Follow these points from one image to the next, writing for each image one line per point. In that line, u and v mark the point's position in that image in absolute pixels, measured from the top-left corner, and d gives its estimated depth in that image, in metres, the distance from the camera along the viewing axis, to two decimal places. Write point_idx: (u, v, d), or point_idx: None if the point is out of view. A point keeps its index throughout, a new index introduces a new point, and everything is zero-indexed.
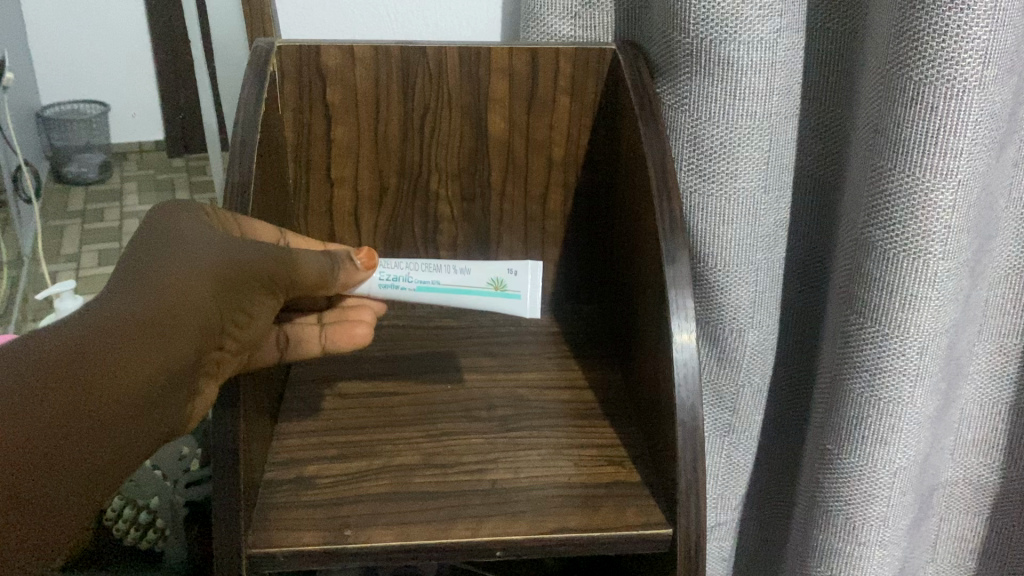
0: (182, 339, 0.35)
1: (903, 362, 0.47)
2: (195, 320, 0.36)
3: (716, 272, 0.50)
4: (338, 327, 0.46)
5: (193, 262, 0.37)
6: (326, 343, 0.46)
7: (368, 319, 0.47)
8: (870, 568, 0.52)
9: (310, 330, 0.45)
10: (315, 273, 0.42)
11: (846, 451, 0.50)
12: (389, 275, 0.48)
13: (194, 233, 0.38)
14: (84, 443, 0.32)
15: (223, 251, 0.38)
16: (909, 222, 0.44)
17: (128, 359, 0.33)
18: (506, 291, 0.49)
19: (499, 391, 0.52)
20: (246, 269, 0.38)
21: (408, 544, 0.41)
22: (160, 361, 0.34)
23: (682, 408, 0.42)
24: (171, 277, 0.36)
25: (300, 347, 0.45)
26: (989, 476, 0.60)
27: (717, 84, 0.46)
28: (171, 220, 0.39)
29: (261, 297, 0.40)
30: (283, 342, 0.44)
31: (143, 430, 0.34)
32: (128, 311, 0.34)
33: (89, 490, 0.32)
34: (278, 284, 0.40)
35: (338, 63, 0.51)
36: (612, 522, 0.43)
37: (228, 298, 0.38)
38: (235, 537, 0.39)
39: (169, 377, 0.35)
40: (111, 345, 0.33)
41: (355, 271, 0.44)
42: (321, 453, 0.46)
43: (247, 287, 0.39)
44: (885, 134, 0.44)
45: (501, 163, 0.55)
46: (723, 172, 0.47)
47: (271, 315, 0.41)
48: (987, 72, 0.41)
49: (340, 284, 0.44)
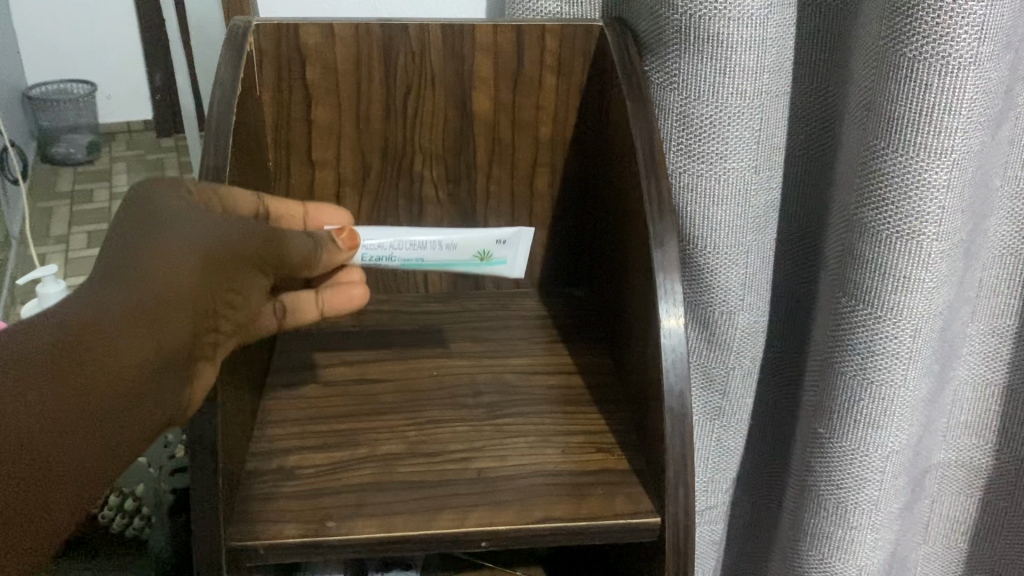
0: (171, 322, 0.33)
1: (896, 345, 0.46)
2: (189, 299, 0.34)
3: (705, 255, 0.49)
4: (335, 291, 0.44)
5: (181, 236, 0.35)
6: (324, 309, 0.44)
7: (357, 279, 0.46)
8: (862, 551, 0.51)
9: (307, 298, 0.43)
10: (301, 255, 0.41)
11: (838, 435, 0.49)
12: (373, 256, 0.46)
13: (179, 204, 0.36)
14: (84, 434, 0.30)
15: (214, 227, 0.36)
16: (901, 202, 0.43)
17: (122, 345, 0.32)
18: (492, 261, 0.48)
19: (486, 377, 0.51)
20: (230, 246, 0.37)
21: (392, 536, 0.40)
22: (150, 347, 0.33)
23: (670, 396, 0.41)
24: (165, 253, 0.34)
25: (300, 315, 0.43)
26: (982, 458, 0.59)
27: (706, 62, 0.44)
28: (153, 191, 0.37)
29: (251, 276, 0.39)
30: (281, 313, 0.42)
31: (136, 416, 0.33)
32: (120, 290, 0.32)
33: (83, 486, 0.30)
34: (267, 262, 0.39)
35: (317, 42, 0.50)
36: (600, 510, 0.42)
37: (215, 279, 0.36)
38: (214, 528, 0.38)
39: (165, 360, 0.33)
40: (109, 327, 0.31)
41: (338, 252, 0.43)
42: (305, 442, 0.46)
43: (234, 266, 0.37)
44: (877, 113, 0.43)
45: (488, 144, 0.54)
46: (713, 152, 0.46)
47: (261, 292, 0.40)
48: (982, 49, 0.40)
49: (324, 265, 0.42)
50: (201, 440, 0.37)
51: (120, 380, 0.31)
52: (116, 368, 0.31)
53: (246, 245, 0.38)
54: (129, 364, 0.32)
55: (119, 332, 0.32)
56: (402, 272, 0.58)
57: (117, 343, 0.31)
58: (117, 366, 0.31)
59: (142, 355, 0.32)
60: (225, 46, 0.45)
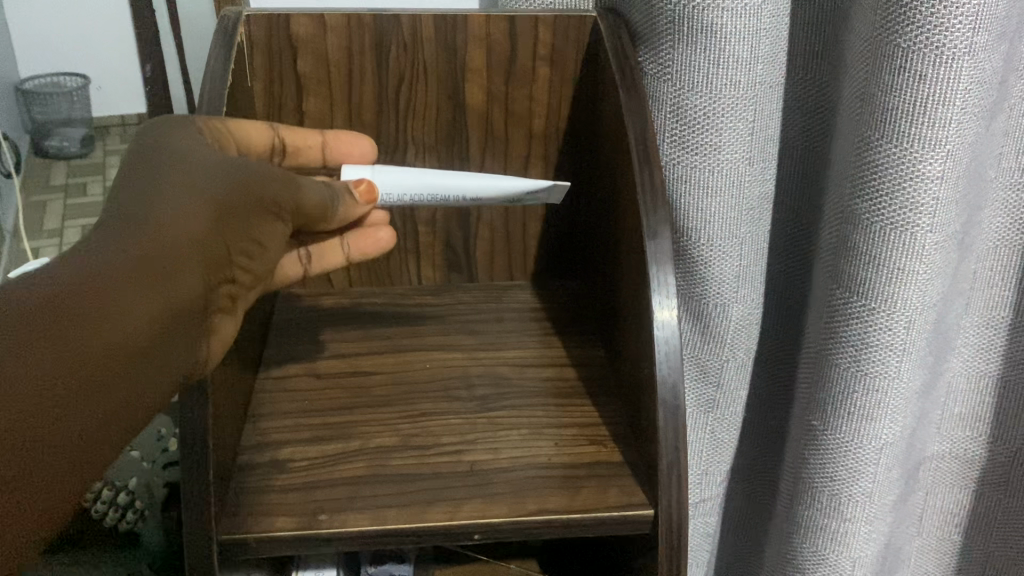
0: (188, 274, 0.33)
1: (890, 336, 0.46)
2: (205, 249, 0.34)
3: (699, 247, 0.49)
4: (359, 235, 0.46)
5: (191, 185, 0.34)
6: (350, 252, 0.46)
7: (382, 221, 0.47)
8: (856, 543, 0.51)
9: (331, 244, 0.45)
10: (319, 204, 0.41)
11: (832, 427, 0.49)
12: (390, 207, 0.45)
13: (188, 156, 0.35)
14: (103, 392, 0.29)
15: (227, 176, 0.36)
16: (895, 193, 0.43)
17: (143, 294, 0.31)
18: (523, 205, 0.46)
19: (479, 369, 0.51)
20: (248, 195, 0.36)
21: (384, 529, 0.40)
22: (168, 299, 0.32)
23: (663, 387, 0.41)
24: (177, 203, 0.33)
25: (325, 259, 0.45)
26: (975, 449, 0.59)
27: (700, 52, 0.44)
28: (163, 139, 0.36)
29: (269, 224, 0.38)
30: (305, 258, 0.44)
31: (153, 372, 0.32)
32: (133, 242, 0.31)
33: (103, 445, 0.29)
34: (285, 208, 0.39)
35: (309, 32, 0.49)
36: (592, 503, 0.42)
37: (232, 227, 0.35)
38: (206, 523, 0.38)
39: (182, 314, 0.33)
40: (124, 279, 0.30)
41: (355, 204, 0.42)
42: (297, 435, 0.45)
43: (255, 211, 0.37)
44: (871, 104, 0.43)
45: (480, 136, 0.54)
46: (707, 144, 0.46)
47: (279, 241, 0.39)
48: (978, 39, 0.40)
49: (340, 218, 0.42)
50: (192, 431, 0.37)
51: (138, 334, 0.30)
52: (135, 321, 0.30)
53: (264, 190, 0.37)
54: (147, 317, 0.31)
55: (135, 283, 0.31)
56: (394, 264, 0.58)
57: (137, 290, 0.31)
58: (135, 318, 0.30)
59: (160, 308, 0.31)
60: (215, 36, 0.44)
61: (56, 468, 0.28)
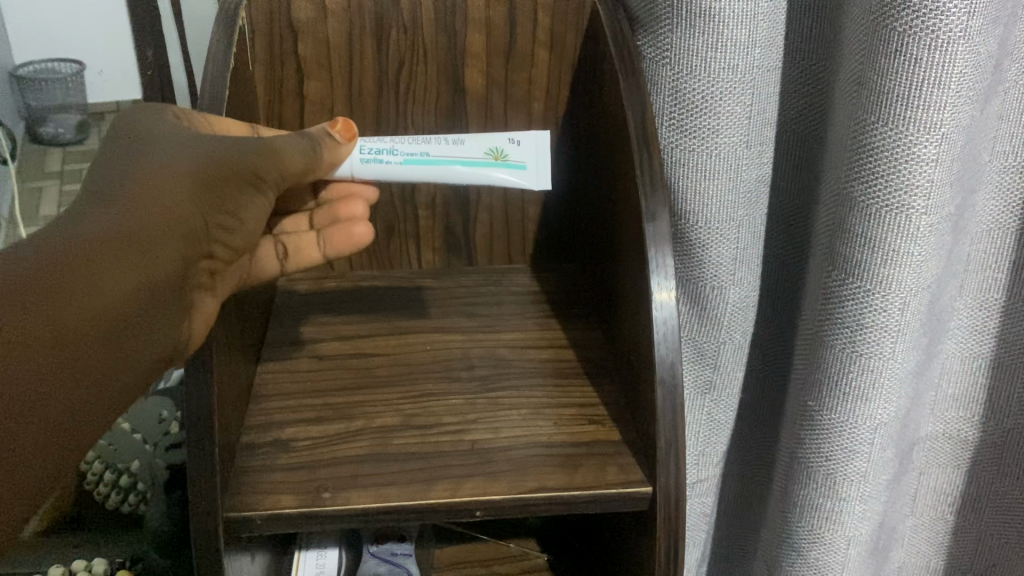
0: (164, 249, 0.34)
1: (884, 317, 0.47)
2: (176, 223, 0.35)
3: (698, 230, 0.49)
4: (336, 231, 0.46)
5: (162, 167, 0.36)
6: (326, 248, 0.47)
7: (359, 215, 0.47)
8: (850, 521, 0.52)
9: (309, 240, 0.47)
10: (302, 161, 0.41)
11: (827, 407, 0.50)
12: (373, 149, 0.45)
13: (159, 145, 0.38)
14: (81, 365, 0.31)
15: (197, 151, 0.37)
16: (891, 175, 0.44)
17: (118, 267, 0.32)
18: (509, 162, 0.46)
19: (480, 351, 0.51)
20: (224, 171, 0.38)
21: (387, 506, 0.41)
22: (146, 273, 0.33)
23: (661, 366, 0.41)
24: (140, 184, 0.35)
25: (303, 255, 0.46)
26: (968, 430, 0.59)
27: (698, 36, 0.45)
28: (142, 132, 0.39)
29: (249, 195, 0.39)
30: (282, 254, 0.46)
31: (135, 343, 0.33)
32: (96, 220, 0.33)
33: (91, 413, 0.31)
34: (265, 178, 0.39)
35: (309, 16, 0.50)
36: (592, 480, 0.43)
37: (209, 202, 0.37)
38: (210, 503, 0.39)
39: (157, 287, 0.34)
40: (91, 252, 0.32)
41: (338, 145, 0.43)
42: (300, 415, 0.46)
43: (232, 184, 0.38)
44: (868, 86, 0.43)
45: (479, 119, 0.54)
46: (705, 127, 0.46)
47: (262, 215, 0.40)
48: (973, 23, 0.40)
49: (328, 163, 0.43)
50: (195, 411, 0.37)
51: (109, 303, 0.32)
52: (105, 294, 0.32)
53: (236, 157, 0.38)
54: (116, 289, 0.32)
55: (102, 257, 0.32)
56: (394, 249, 0.58)
57: (112, 263, 0.32)
58: (105, 289, 0.32)
59: (133, 279, 0.33)
60: (217, 21, 0.45)
61: (35, 445, 0.29)
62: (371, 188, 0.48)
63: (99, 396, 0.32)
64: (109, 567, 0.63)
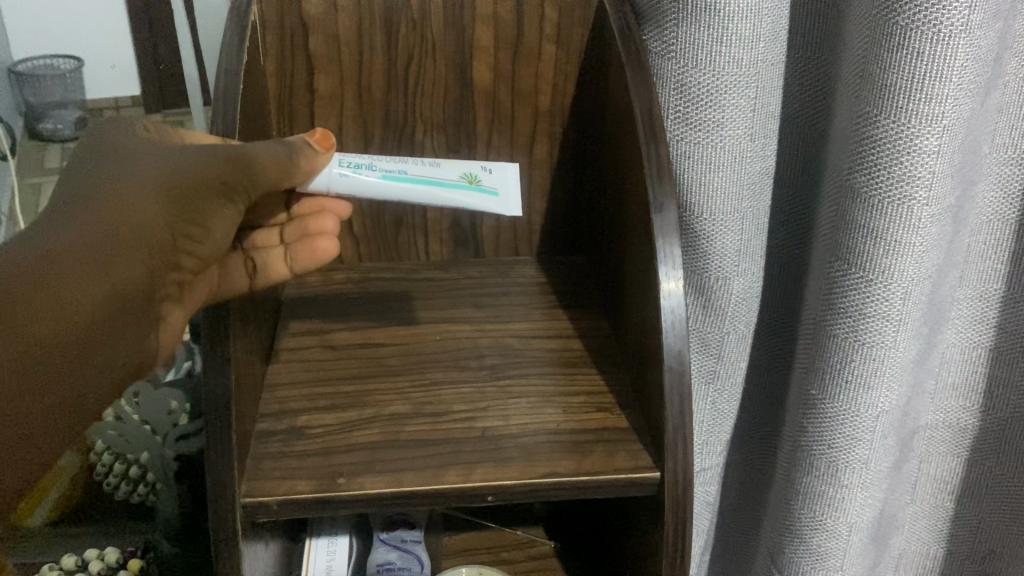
0: (132, 261, 0.35)
1: (887, 307, 0.47)
2: (145, 236, 0.36)
3: (703, 221, 0.50)
4: (301, 245, 0.46)
5: (138, 173, 0.37)
6: (293, 263, 0.46)
7: (329, 231, 0.47)
8: (852, 508, 0.53)
9: (276, 254, 0.45)
10: (275, 166, 0.39)
11: (829, 395, 0.51)
12: (352, 163, 0.43)
13: (137, 151, 0.39)
14: (44, 379, 0.33)
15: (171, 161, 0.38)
16: (894, 167, 0.45)
17: (85, 280, 0.34)
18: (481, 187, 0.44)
19: (488, 340, 0.52)
20: (198, 179, 0.38)
21: (401, 491, 0.41)
22: (113, 286, 0.35)
23: (669, 355, 0.42)
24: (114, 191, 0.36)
25: (270, 271, 0.45)
26: (968, 419, 0.60)
27: (703, 30, 0.45)
28: (121, 134, 0.40)
29: (219, 206, 0.39)
30: (252, 270, 0.44)
31: (106, 348, 0.35)
32: (69, 231, 0.35)
33: (70, 407, 0.34)
34: (237, 188, 0.39)
35: (320, 12, 0.50)
36: (602, 466, 0.44)
37: (179, 211, 0.37)
38: (226, 487, 0.39)
39: (125, 299, 0.35)
40: (58, 265, 0.34)
41: (315, 154, 0.41)
42: (313, 403, 0.47)
43: (205, 195, 0.38)
44: (871, 80, 0.44)
45: (487, 113, 0.55)
46: (711, 120, 0.47)
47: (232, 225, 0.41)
48: (974, 16, 0.41)
49: (304, 171, 0.41)
50: (213, 393, 0.38)
51: (77, 318, 0.34)
52: (72, 309, 0.33)
53: (205, 168, 0.38)
54: (83, 305, 0.34)
55: (72, 271, 0.34)
56: (403, 241, 0.59)
57: (82, 277, 0.34)
58: (75, 304, 0.33)
59: (100, 290, 0.34)
60: (230, 16, 0.45)
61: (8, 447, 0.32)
62: (342, 202, 0.48)
63: (78, 395, 0.34)
64: (121, 555, 0.64)
